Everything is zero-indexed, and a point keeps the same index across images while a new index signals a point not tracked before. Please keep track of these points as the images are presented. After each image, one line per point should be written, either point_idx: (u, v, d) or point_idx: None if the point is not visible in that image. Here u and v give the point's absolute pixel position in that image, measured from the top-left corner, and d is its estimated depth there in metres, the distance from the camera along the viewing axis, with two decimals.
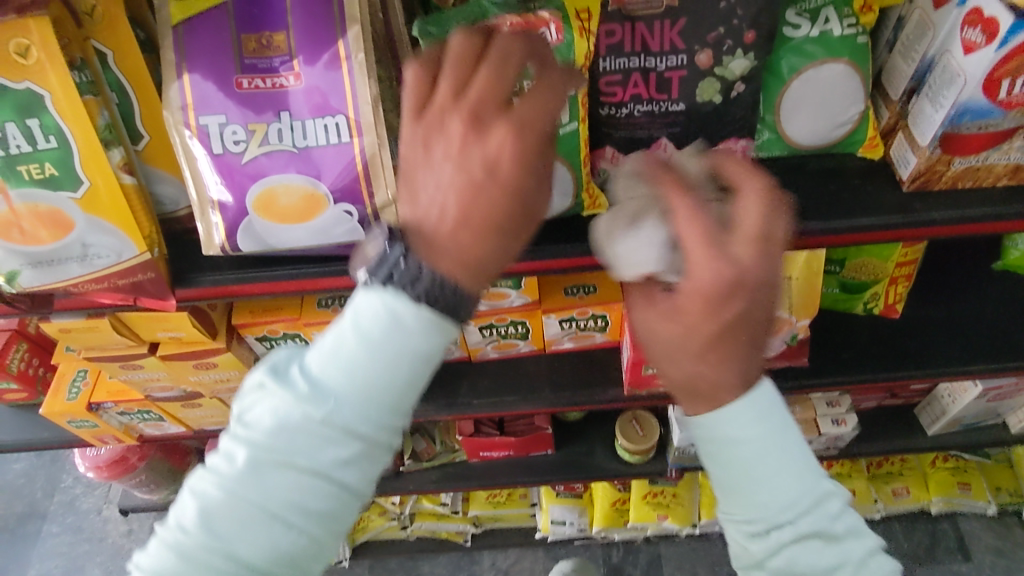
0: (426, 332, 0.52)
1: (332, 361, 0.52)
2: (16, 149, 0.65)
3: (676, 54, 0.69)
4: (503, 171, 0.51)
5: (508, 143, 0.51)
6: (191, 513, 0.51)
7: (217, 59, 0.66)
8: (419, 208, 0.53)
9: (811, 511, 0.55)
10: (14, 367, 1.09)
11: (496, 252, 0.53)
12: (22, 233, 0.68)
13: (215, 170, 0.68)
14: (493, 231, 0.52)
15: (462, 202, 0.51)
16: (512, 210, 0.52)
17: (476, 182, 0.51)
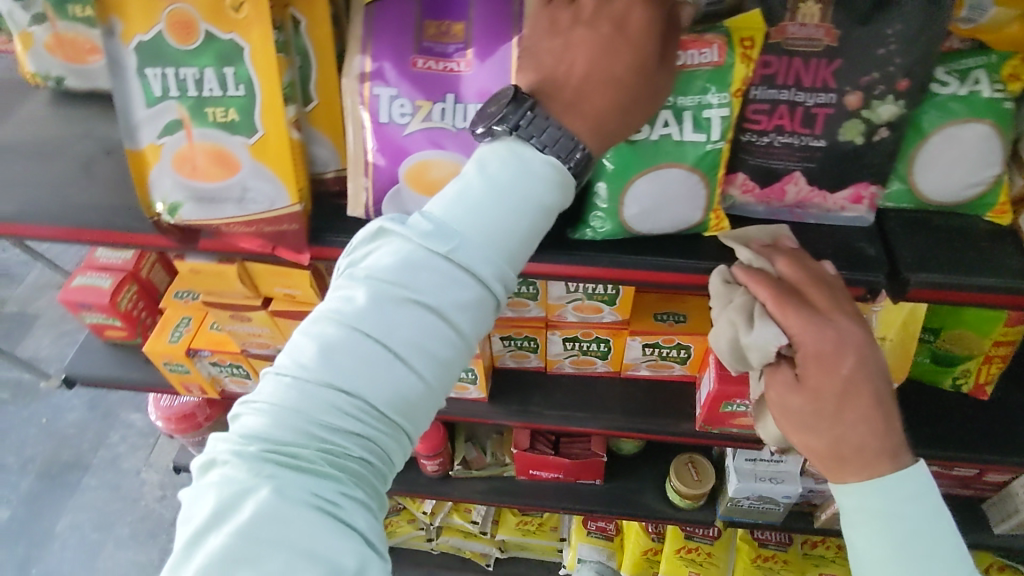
0: (550, 183, 0.55)
1: (457, 203, 0.53)
2: (207, 92, 0.71)
3: (826, 93, 0.72)
4: (632, 29, 0.56)
5: (634, 7, 0.56)
6: (310, 350, 0.51)
7: (399, 38, 0.72)
8: (544, 68, 0.57)
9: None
10: (123, 305, 1.15)
11: (620, 109, 0.57)
12: (194, 168, 0.74)
13: (377, 137, 0.73)
14: (615, 89, 0.56)
15: (595, 55, 0.55)
16: (635, 69, 0.56)
17: (610, 36, 0.56)
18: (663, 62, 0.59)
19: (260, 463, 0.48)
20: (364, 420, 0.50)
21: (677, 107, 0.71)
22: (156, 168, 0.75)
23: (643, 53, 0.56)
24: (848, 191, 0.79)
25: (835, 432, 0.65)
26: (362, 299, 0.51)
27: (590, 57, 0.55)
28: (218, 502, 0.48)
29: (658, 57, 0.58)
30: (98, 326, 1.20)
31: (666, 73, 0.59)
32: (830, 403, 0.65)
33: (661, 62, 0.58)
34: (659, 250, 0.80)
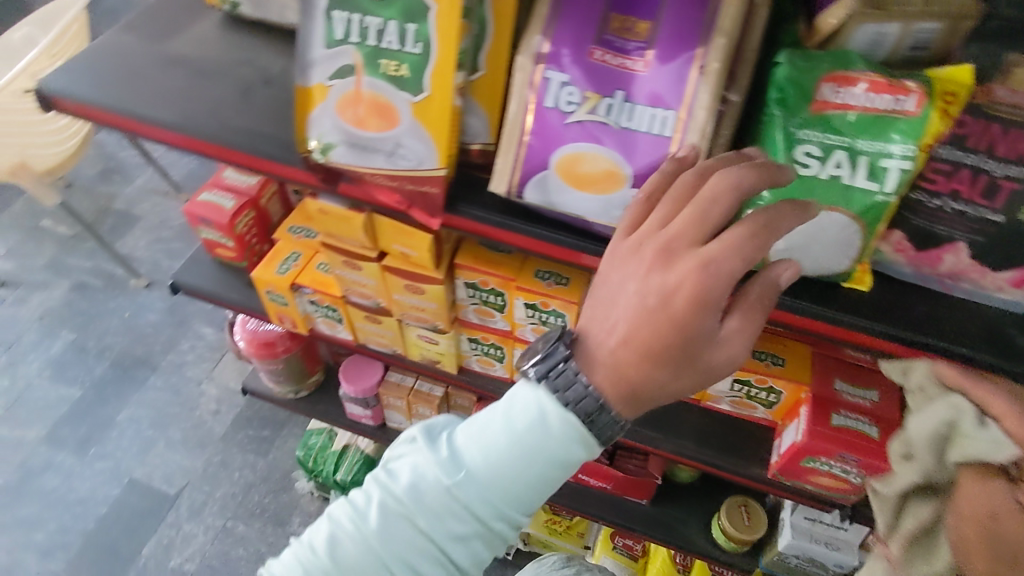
0: (563, 443, 0.61)
1: (473, 439, 0.63)
2: (386, 45, 0.72)
3: (1020, 165, 0.66)
4: (674, 313, 0.55)
5: (688, 279, 0.55)
6: (324, 535, 0.64)
7: (582, 25, 0.71)
8: (596, 320, 0.61)
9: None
10: (238, 228, 1.20)
11: (656, 382, 0.58)
12: (355, 115, 0.76)
13: (537, 119, 0.73)
14: (649, 362, 0.57)
15: (638, 327, 0.57)
16: (677, 345, 0.56)
17: (655, 313, 0.56)
18: (720, 333, 0.57)
19: None
20: None
21: (854, 150, 0.68)
22: (319, 108, 0.77)
23: (684, 336, 0.56)
24: (1012, 273, 0.72)
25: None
26: (380, 500, 0.64)
27: (626, 328, 0.57)
28: None
29: (712, 338, 0.57)
30: (211, 242, 1.26)
31: (720, 350, 0.58)
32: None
33: (711, 334, 0.57)
34: (790, 291, 0.78)
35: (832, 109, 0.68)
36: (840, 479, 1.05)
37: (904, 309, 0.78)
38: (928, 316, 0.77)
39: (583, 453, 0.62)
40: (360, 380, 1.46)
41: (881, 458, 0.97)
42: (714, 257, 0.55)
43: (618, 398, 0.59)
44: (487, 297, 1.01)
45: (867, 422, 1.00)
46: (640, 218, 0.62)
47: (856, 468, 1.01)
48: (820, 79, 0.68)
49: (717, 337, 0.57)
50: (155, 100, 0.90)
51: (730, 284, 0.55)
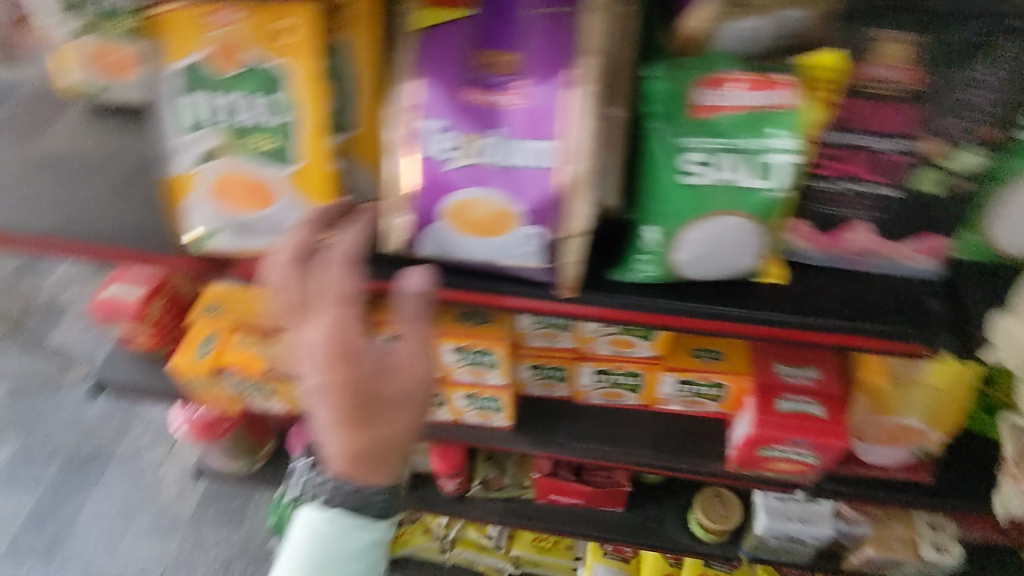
0: None
1: None
2: (247, 122, 0.68)
3: (905, 138, 0.64)
4: (336, 379, 0.64)
5: (321, 335, 0.66)
6: None
7: (447, 68, 0.68)
8: (314, 415, 0.70)
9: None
10: (152, 316, 1.14)
11: (377, 437, 0.67)
12: (231, 198, 0.72)
13: (416, 171, 0.69)
14: (348, 417, 0.65)
15: (329, 411, 0.66)
16: (354, 389, 0.65)
17: (328, 393, 0.65)
18: (381, 365, 0.67)
19: None
20: None
21: (742, 152, 0.65)
22: (192, 196, 0.72)
23: (351, 381, 0.65)
24: (919, 243, 0.71)
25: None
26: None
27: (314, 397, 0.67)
28: None
29: (382, 372, 0.67)
30: (125, 334, 1.19)
31: (399, 377, 0.67)
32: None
33: (376, 368, 0.67)
34: (706, 298, 0.76)
35: (710, 113, 0.65)
36: (796, 463, 1.04)
37: (819, 291, 0.76)
38: (844, 295, 0.75)
39: None
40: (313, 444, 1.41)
41: (826, 435, 0.98)
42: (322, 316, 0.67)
43: (370, 459, 0.68)
44: None
45: (810, 402, 1.00)
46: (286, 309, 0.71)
47: (808, 449, 1.01)
48: (693, 85, 0.66)
49: (390, 370, 0.67)
50: (31, 211, 0.86)
51: (348, 320, 0.66)
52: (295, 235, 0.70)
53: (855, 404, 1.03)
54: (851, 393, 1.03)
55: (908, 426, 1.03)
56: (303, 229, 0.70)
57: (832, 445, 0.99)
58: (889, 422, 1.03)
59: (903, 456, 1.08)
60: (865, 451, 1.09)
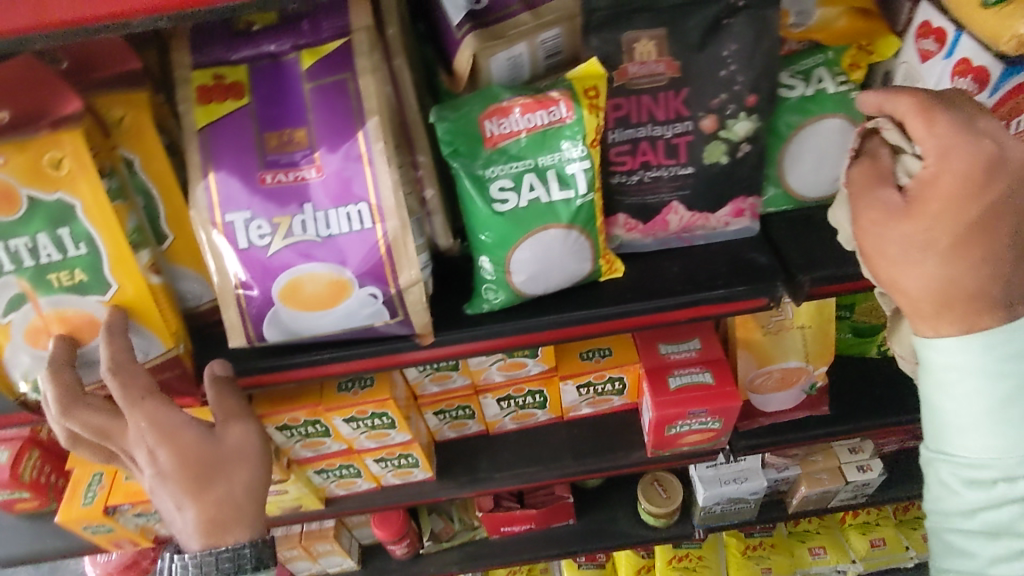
0: None
1: None
2: (46, 259, 0.66)
3: (681, 122, 0.71)
4: (167, 462, 0.71)
5: (142, 426, 0.70)
6: None
7: (241, 158, 0.68)
8: (158, 502, 0.74)
9: (1011, 512, 0.57)
10: (26, 475, 1.06)
11: (224, 496, 0.73)
12: (52, 338, 0.70)
13: (240, 263, 0.69)
14: (192, 484, 0.72)
15: (170, 493, 0.72)
16: (190, 458, 0.72)
17: (167, 475, 0.71)
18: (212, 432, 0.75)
19: None
20: None
21: (538, 169, 0.69)
22: (8, 347, 0.69)
23: (188, 451, 0.72)
24: (728, 208, 0.78)
25: (960, 275, 0.54)
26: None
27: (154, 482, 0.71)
28: None
29: (211, 438, 0.74)
30: (5, 501, 1.11)
31: (232, 436, 0.76)
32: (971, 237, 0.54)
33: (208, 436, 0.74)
34: (559, 308, 0.79)
35: (503, 140, 0.69)
36: (704, 431, 1.08)
37: (658, 273, 0.81)
38: (683, 273, 0.80)
39: None
40: None
41: (724, 399, 1.01)
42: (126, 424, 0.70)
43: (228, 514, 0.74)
44: (307, 429, 0.96)
45: (699, 371, 1.04)
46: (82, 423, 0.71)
47: (710, 416, 1.04)
48: (479, 120, 0.68)
49: (222, 436, 0.75)
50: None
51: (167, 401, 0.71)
52: (110, 344, 0.67)
53: (739, 361, 1.08)
54: (734, 350, 1.08)
55: (792, 368, 1.09)
56: (62, 372, 0.68)
57: (728, 407, 1.03)
58: (774, 369, 1.09)
59: (796, 396, 1.14)
60: (764, 401, 1.14)
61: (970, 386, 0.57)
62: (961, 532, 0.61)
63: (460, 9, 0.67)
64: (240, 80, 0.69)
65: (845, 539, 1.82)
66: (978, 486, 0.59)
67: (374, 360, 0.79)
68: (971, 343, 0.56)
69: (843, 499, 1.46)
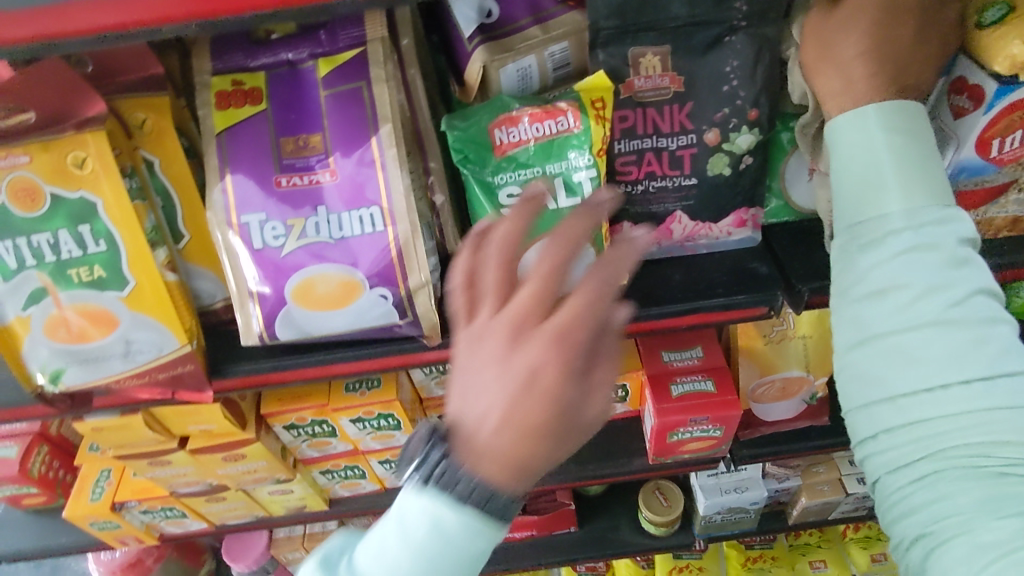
0: (477, 535, 0.52)
1: (372, 558, 0.53)
2: (67, 254, 0.68)
3: (686, 134, 0.73)
4: (532, 400, 0.46)
5: (543, 346, 0.46)
6: None
7: (258, 161, 0.71)
8: (460, 413, 0.49)
9: (898, 265, 0.57)
10: (35, 470, 1.09)
11: (546, 460, 0.48)
12: (69, 331, 0.71)
13: (255, 264, 0.71)
14: (533, 438, 0.47)
15: (495, 415, 0.47)
16: (556, 412, 0.47)
17: (523, 395, 0.46)
18: (585, 376, 0.48)
19: None
20: None
21: (545, 176, 0.72)
22: (27, 340, 0.71)
23: (557, 400, 0.47)
24: (730, 218, 0.80)
25: (867, 75, 0.59)
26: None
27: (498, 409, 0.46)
28: None
29: (579, 398, 0.48)
30: (13, 496, 1.13)
31: (592, 403, 0.49)
32: (883, 35, 0.58)
33: (582, 376, 0.48)
34: None
35: (511, 148, 0.71)
36: (706, 439, 1.09)
37: (662, 281, 0.83)
38: (686, 280, 0.82)
39: (488, 542, 0.52)
40: (246, 554, 1.35)
41: (724, 407, 1.02)
42: (495, 350, 0.47)
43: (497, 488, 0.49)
44: (314, 429, 0.97)
45: (701, 379, 1.05)
46: (467, 303, 0.51)
47: (711, 424, 1.05)
48: (489, 128, 0.71)
49: (583, 394, 0.48)
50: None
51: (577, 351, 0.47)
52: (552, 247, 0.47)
53: (742, 370, 1.09)
54: (736, 360, 1.09)
55: (793, 378, 1.10)
56: (478, 281, 0.51)
57: (730, 415, 1.04)
58: (776, 379, 1.10)
59: (797, 406, 1.15)
60: (766, 411, 1.15)
61: (862, 157, 0.59)
62: (854, 301, 0.60)
63: (471, 23, 0.70)
64: (257, 87, 0.72)
65: (846, 551, 1.81)
66: (873, 247, 0.59)
67: (385, 360, 0.80)
68: (860, 112, 0.59)
69: (844, 511, 1.47)
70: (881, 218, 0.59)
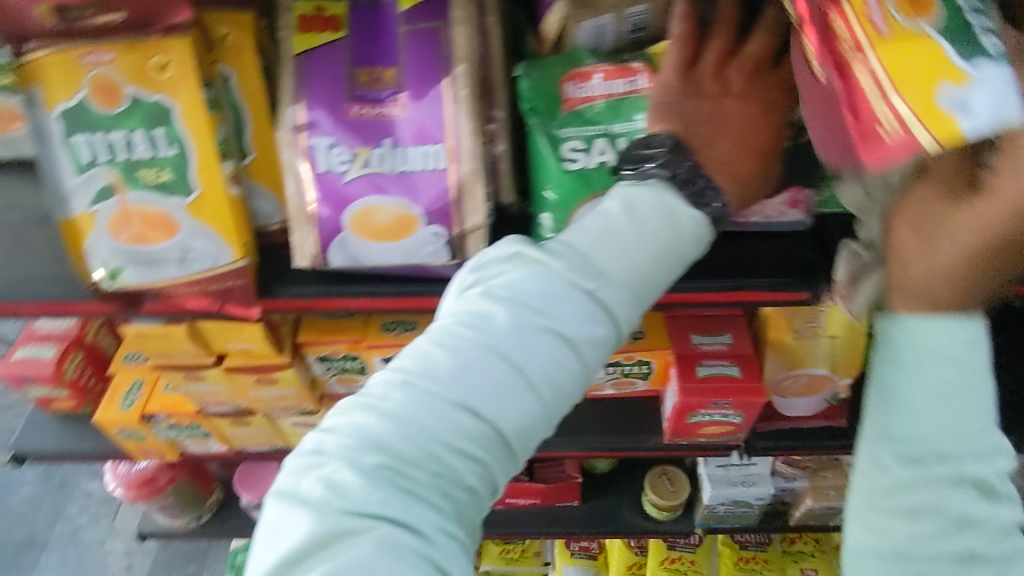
0: (695, 237, 0.59)
1: (601, 242, 0.56)
2: (139, 155, 0.70)
3: None
4: (764, 136, 0.64)
5: (781, 86, 0.65)
6: (444, 359, 0.52)
7: (332, 88, 0.72)
8: (692, 121, 0.62)
9: (939, 493, 0.54)
10: (69, 374, 1.12)
11: (754, 181, 0.63)
12: (131, 232, 0.73)
13: (315, 187, 0.73)
14: (755, 157, 0.63)
15: (729, 140, 0.62)
16: (772, 143, 0.65)
17: (754, 124, 0.63)
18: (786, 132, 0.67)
19: (379, 469, 0.49)
20: (483, 441, 0.52)
21: (610, 133, 0.72)
22: (91, 236, 0.73)
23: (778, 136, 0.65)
24: (784, 197, 0.79)
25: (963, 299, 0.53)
26: (498, 320, 0.53)
27: (741, 125, 0.62)
28: (356, 476, 0.49)
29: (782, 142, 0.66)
30: (44, 398, 1.17)
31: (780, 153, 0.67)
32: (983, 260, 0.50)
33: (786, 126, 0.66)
34: None
35: (580, 103, 0.72)
36: (724, 424, 1.10)
37: (707, 257, 0.84)
38: (731, 258, 0.84)
39: (699, 249, 0.59)
40: (259, 486, 1.38)
41: (747, 394, 1.03)
42: (693, 91, 0.64)
43: (728, 198, 0.61)
44: (345, 365, 0.98)
45: (728, 363, 1.06)
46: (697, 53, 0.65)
47: (732, 409, 1.06)
48: (560, 81, 0.72)
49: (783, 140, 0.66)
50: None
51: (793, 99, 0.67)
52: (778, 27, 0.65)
53: (768, 361, 1.10)
54: (763, 350, 1.10)
55: (818, 375, 1.10)
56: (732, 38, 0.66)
57: (753, 402, 1.05)
58: (802, 373, 1.11)
59: (818, 404, 1.15)
60: (787, 405, 1.16)
61: (927, 374, 0.54)
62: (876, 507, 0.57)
63: None
64: (338, 14, 0.73)
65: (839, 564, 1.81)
66: (910, 462, 0.55)
67: (407, 300, 0.82)
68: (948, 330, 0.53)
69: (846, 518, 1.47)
70: (929, 446, 0.55)
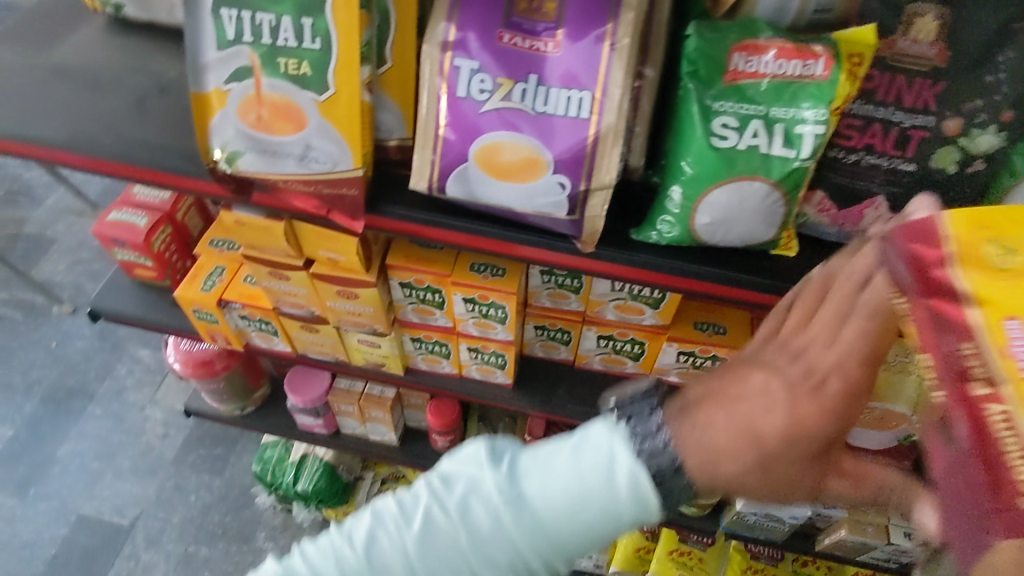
0: (630, 498, 0.54)
1: (536, 473, 0.55)
2: (283, 42, 0.68)
3: (925, 115, 0.67)
4: (807, 414, 0.53)
5: (858, 332, 0.53)
6: (363, 531, 0.58)
7: (488, 9, 0.68)
8: (705, 429, 0.55)
9: None
10: (156, 246, 1.14)
11: (771, 475, 0.54)
12: (259, 118, 0.72)
13: (449, 111, 0.70)
14: (760, 466, 0.53)
15: (764, 397, 0.54)
16: (815, 432, 0.53)
17: (794, 389, 0.53)
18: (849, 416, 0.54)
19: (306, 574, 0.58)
20: None
21: (768, 116, 0.67)
22: (219, 114, 0.72)
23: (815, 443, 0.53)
24: None
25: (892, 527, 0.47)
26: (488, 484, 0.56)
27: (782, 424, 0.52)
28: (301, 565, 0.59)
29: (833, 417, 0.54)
30: (128, 263, 1.20)
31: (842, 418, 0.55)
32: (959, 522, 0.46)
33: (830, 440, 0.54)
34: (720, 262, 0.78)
35: (744, 78, 0.67)
36: None
37: None
38: None
39: (645, 516, 0.56)
40: (305, 390, 1.40)
41: None
42: (737, 378, 0.56)
43: (688, 466, 0.54)
44: (425, 295, 0.98)
45: None
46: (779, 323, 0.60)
47: None
48: (730, 49, 0.67)
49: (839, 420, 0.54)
50: (47, 121, 0.86)
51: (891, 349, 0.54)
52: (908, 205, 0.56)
53: None
54: None
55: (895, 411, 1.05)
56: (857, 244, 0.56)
57: None
58: (877, 407, 1.05)
59: (887, 441, 1.11)
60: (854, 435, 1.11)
61: None
62: None
63: None
64: None
65: None
66: None
67: (497, 244, 0.79)
68: None
69: (875, 557, 1.43)
70: None
